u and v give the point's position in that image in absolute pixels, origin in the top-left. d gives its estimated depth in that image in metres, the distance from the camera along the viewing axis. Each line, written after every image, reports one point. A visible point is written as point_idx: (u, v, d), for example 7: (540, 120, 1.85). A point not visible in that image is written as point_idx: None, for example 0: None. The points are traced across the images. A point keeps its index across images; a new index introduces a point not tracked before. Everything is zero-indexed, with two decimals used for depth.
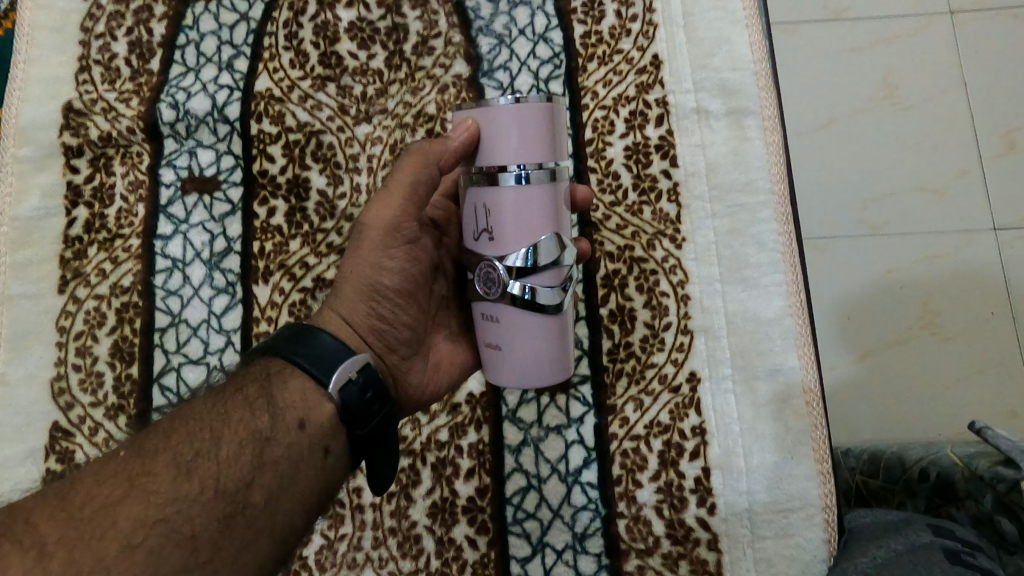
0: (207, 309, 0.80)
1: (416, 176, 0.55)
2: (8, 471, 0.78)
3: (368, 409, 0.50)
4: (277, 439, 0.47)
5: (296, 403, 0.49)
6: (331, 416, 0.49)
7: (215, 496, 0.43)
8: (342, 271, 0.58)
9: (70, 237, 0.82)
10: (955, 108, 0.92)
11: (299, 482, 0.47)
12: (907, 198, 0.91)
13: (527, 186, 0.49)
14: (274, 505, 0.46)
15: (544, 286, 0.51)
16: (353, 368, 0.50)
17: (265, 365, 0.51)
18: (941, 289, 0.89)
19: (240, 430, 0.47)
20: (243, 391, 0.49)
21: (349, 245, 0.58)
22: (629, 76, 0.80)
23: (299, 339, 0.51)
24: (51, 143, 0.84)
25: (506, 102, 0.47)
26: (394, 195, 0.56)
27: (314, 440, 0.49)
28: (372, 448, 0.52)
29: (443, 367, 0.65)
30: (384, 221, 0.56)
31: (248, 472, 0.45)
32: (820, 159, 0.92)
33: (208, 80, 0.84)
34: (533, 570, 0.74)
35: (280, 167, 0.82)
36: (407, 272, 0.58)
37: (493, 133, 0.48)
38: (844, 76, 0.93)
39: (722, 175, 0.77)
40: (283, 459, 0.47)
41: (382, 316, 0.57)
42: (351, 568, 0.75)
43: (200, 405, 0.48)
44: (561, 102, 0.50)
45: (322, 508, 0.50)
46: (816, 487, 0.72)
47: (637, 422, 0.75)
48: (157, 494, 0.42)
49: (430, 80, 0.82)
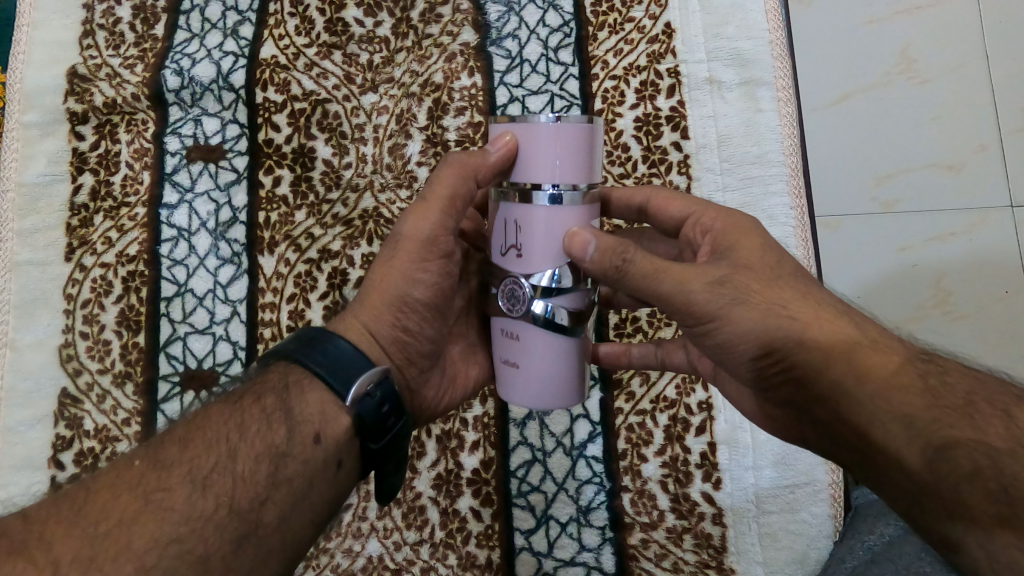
0: (213, 279, 0.79)
1: (457, 185, 0.53)
2: (18, 435, 0.78)
3: (382, 425, 0.47)
4: (294, 454, 0.45)
5: (313, 416, 0.46)
6: (347, 430, 0.47)
7: (230, 515, 0.41)
8: (373, 276, 0.55)
9: (77, 204, 0.82)
10: (977, 79, 0.83)
11: (309, 499, 0.45)
12: (920, 173, 0.83)
13: (560, 207, 0.48)
14: (286, 525, 0.43)
15: (567, 307, 0.51)
16: (371, 382, 0.47)
17: (284, 372, 0.48)
18: (955, 266, 0.82)
19: (257, 444, 0.44)
20: (261, 402, 0.46)
21: (384, 250, 0.55)
22: (640, 45, 0.78)
23: (316, 345, 0.48)
24: (57, 109, 0.84)
25: (548, 123, 0.46)
26: (431, 207, 0.53)
27: (329, 455, 0.46)
28: (383, 463, 0.49)
29: (458, 379, 0.64)
30: (420, 233, 0.53)
31: (263, 489, 0.42)
32: (834, 135, 0.85)
33: (213, 46, 0.83)
34: (537, 543, 0.74)
35: (286, 137, 0.81)
36: (439, 286, 0.55)
37: (533, 152, 0.47)
38: (856, 45, 0.85)
39: (733, 147, 0.76)
40: (299, 476, 0.44)
41: (407, 329, 0.55)
42: (355, 538, 0.75)
43: (215, 413, 0.45)
44: (602, 126, 0.48)
45: (328, 522, 0.48)
46: (823, 464, 0.72)
47: (643, 396, 0.75)
48: (171, 512, 0.39)
49: (438, 47, 0.81)
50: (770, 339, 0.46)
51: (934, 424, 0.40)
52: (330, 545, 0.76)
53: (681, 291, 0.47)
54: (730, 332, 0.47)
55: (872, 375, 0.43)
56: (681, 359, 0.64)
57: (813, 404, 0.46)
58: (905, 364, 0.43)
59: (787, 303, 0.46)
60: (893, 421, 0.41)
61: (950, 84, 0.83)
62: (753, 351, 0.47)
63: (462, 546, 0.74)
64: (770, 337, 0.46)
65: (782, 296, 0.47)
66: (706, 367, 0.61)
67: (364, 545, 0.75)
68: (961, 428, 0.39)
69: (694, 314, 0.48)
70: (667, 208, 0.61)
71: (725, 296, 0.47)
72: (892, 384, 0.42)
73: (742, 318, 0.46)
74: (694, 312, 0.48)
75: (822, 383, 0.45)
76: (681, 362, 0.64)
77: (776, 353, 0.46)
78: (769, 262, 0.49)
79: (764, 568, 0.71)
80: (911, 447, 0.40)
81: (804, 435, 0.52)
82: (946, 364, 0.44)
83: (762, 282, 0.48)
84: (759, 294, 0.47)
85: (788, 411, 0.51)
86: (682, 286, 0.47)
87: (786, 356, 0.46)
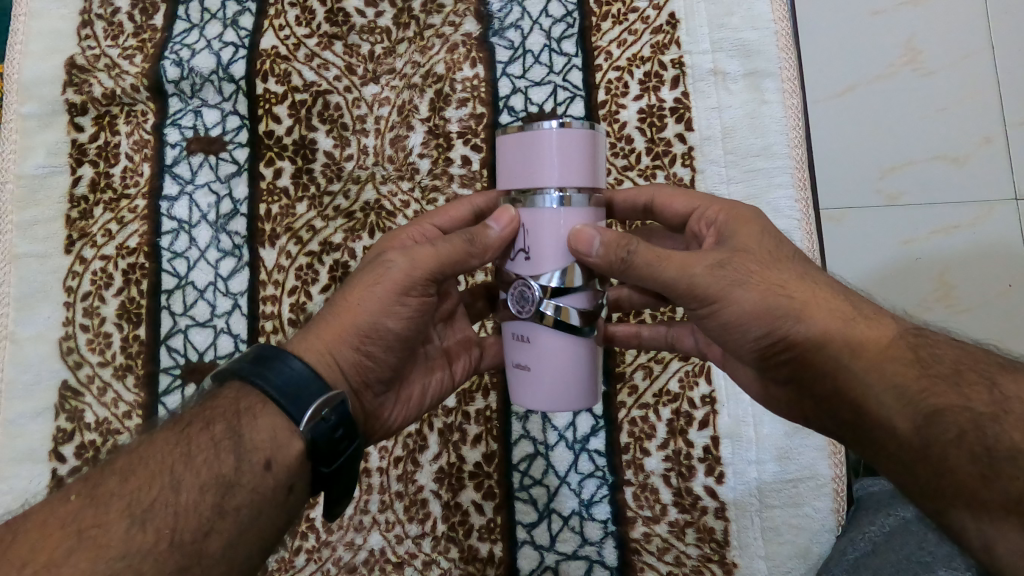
0: (214, 272, 0.79)
1: (459, 255, 0.51)
2: (18, 428, 0.78)
3: (335, 447, 0.46)
4: (241, 484, 0.43)
5: (264, 442, 0.44)
6: (299, 454, 0.45)
7: (171, 547, 0.39)
8: (346, 296, 0.53)
9: (76, 196, 0.81)
10: (982, 72, 0.82)
11: (258, 526, 0.44)
12: (924, 166, 0.82)
13: (568, 209, 0.48)
14: (230, 554, 0.42)
15: (577, 307, 0.50)
16: (325, 406, 0.46)
17: (236, 397, 0.46)
18: (959, 260, 0.81)
19: (203, 472, 0.42)
20: (209, 429, 0.44)
21: (366, 271, 0.53)
22: (644, 36, 0.77)
23: (268, 365, 0.46)
24: (55, 100, 0.83)
25: (554, 128, 0.46)
26: (424, 259, 0.51)
27: (279, 481, 0.45)
28: (337, 481, 0.48)
29: (414, 399, 0.62)
30: (405, 274, 0.51)
31: (207, 521, 0.41)
32: (839, 127, 0.84)
33: (212, 37, 0.82)
34: (539, 537, 0.73)
35: (287, 128, 0.80)
36: (413, 321, 0.54)
37: (539, 158, 0.47)
38: (861, 36, 0.85)
39: (738, 139, 0.76)
40: (245, 506, 0.43)
41: (370, 355, 0.53)
42: (358, 531, 0.75)
43: (160, 441, 0.44)
44: (603, 132, 0.49)
45: (276, 545, 0.46)
46: (826, 458, 0.72)
47: (647, 389, 0.75)
48: (106, 548, 0.38)
49: (440, 38, 0.81)
50: (773, 318, 0.47)
51: (924, 392, 0.41)
52: (331, 538, 0.75)
53: (684, 277, 0.48)
54: (731, 313, 0.48)
55: (863, 354, 0.44)
56: (690, 343, 0.64)
57: (815, 380, 0.47)
58: (896, 338, 0.45)
59: (785, 283, 0.47)
60: (888, 391, 0.43)
61: (957, 77, 0.83)
62: (756, 331, 0.48)
63: (464, 540, 0.74)
64: (772, 316, 0.47)
65: (782, 277, 0.48)
66: (717, 352, 0.61)
67: (366, 538, 0.75)
68: (970, 427, 0.39)
69: (697, 296, 0.48)
70: (670, 205, 0.60)
71: (727, 278, 0.48)
72: (884, 357, 0.44)
73: (745, 298, 0.47)
74: (697, 295, 0.48)
75: (824, 358, 0.46)
76: (689, 346, 0.64)
77: (778, 332, 0.47)
78: (769, 246, 0.50)
79: (766, 562, 0.71)
80: (902, 414, 0.42)
81: (805, 411, 0.52)
82: (946, 343, 0.44)
83: (762, 265, 0.48)
84: (758, 274, 0.48)
85: (789, 390, 0.52)
86: (685, 272, 0.48)
87: (787, 335, 0.47)
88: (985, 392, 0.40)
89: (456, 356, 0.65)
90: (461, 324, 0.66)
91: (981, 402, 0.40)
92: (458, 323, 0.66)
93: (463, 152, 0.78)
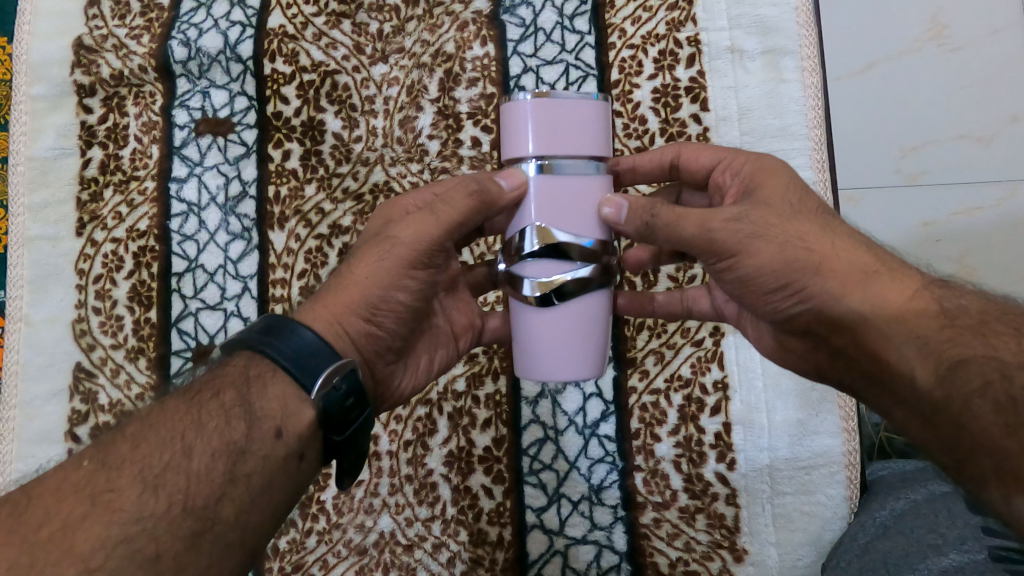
0: (224, 254, 0.78)
1: (464, 215, 0.49)
2: (35, 409, 0.79)
3: (347, 416, 0.46)
4: (252, 451, 0.43)
5: (274, 411, 0.44)
6: (311, 423, 0.45)
7: (184, 513, 0.39)
8: (353, 269, 0.52)
9: (86, 178, 0.81)
10: (1010, 48, 0.80)
11: (269, 495, 0.43)
12: (948, 145, 0.80)
13: (550, 176, 0.48)
14: (243, 522, 0.41)
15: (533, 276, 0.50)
16: (336, 374, 0.45)
17: (244, 365, 0.46)
18: (982, 242, 0.79)
19: (213, 439, 0.42)
20: (219, 397, 0.44)
21: (374, 243, 0.52)
22: (660, 12, 0.75)
23: (278, 334, 0.46)
24: (63, 81, 0.83)
25: (528, 97, 0.47)
26: (431, 223, 0.50)
27: (291, 450, 0.44)
28: (348, 452, 0.48)
29: (422, 368, 0.61)
30: (413, 242, 0.50)
31: (219, 486, 0.41)
32: (859, 105, 0.82)
33: (220, 16, 0.82)
34: (548, 520, 0.73)
35: (295, 109, 0.79)
36: (423, 291, 0.53)
37: (517, 128, 0.48)
38: (886, 10, 0.82)
39: (755, 119, 0.74)
40: (257, 473, 0.42)
41: (381, 325, 0.52)
42: (368, 513, 0.75)
43: (171, 408, 0.43)
44: (601, 103, 0.48)
45: (286, 517, 0.46)
46: (840, 444, 0.71)
47: (659, 374, 0.74)
48: (119, 513, 0.37)
49: (450, 16, 0.79)
50: (790, 274, 0.46)
51: (949, 345, 0.40)
52: (342, 520, 0.75)
53: (702, 232, 0.47)
54: (750, 267, 0.47)
55: (889, 303, 0.43)
56: (707, 304, 0.62)
57: (830, 334, 0.46)
58: (921, 292, 0.43)
59: (805, 237, 0.46)
60: (907, 349, 0.42)
61: (983, 52, 0.80)
62: (773, 284, 0.47)
63: (473, 523, 0.74)
64: (790, 269, 0.46)
65: (802, 231, 0.46)
66: (734, 309, 0.60)
67: (376, 520, 0.75)
68: (999, 380, 0.38)
69: (716, 251, 0.48)
70: (697, 158, 0.58)
71: (744, 231, 0.46)
72: (905, 316, 0.42)
73: (763, 252, 0.46)
74: (715, 249, 0.48)
75: (839, 312, 0.45)
76: (705, 308, 0.62)
77: (794, 286, 0.46)
78: (793, 200, 0.48)
79: (777, 550, 0.70)
80: (923, 369, 0.40)
81: (820, 366, 0.51)
82: (966, 305, 0.42)
83: (778, 218, 0.47)
84: (775, 228, 0.46)
85: (807, 345, 0.51)
86: (703, 227, 0.47)
87: (803, 288, 0.46)
88: (1012, 342, 0.39)
89: (462, 329, 0.64)
90: (463, 293, 0.64)
91: (1010, 354, 0.38)
92: (462, 295, 0.64)
93: (474, 133, 0.77)
